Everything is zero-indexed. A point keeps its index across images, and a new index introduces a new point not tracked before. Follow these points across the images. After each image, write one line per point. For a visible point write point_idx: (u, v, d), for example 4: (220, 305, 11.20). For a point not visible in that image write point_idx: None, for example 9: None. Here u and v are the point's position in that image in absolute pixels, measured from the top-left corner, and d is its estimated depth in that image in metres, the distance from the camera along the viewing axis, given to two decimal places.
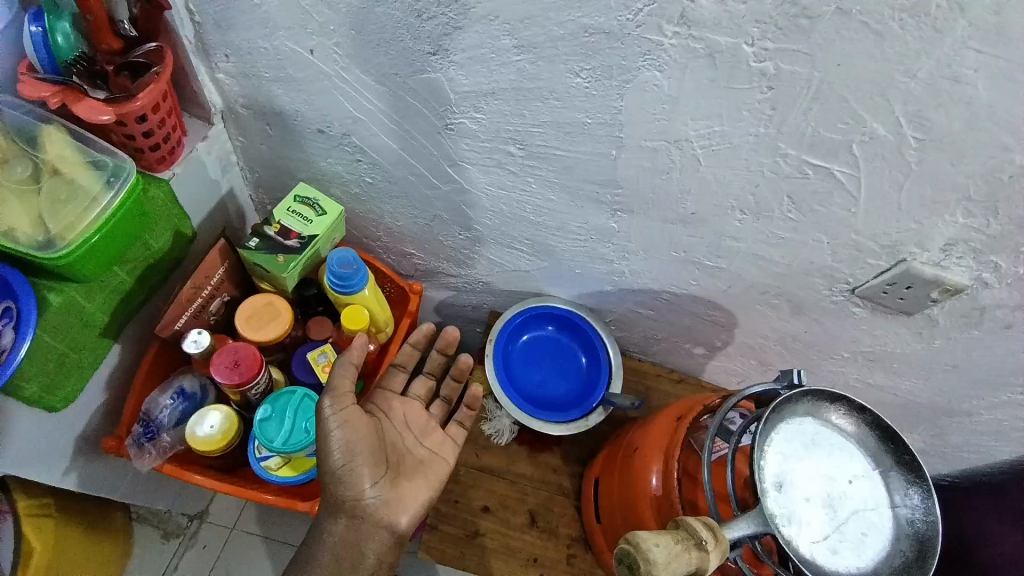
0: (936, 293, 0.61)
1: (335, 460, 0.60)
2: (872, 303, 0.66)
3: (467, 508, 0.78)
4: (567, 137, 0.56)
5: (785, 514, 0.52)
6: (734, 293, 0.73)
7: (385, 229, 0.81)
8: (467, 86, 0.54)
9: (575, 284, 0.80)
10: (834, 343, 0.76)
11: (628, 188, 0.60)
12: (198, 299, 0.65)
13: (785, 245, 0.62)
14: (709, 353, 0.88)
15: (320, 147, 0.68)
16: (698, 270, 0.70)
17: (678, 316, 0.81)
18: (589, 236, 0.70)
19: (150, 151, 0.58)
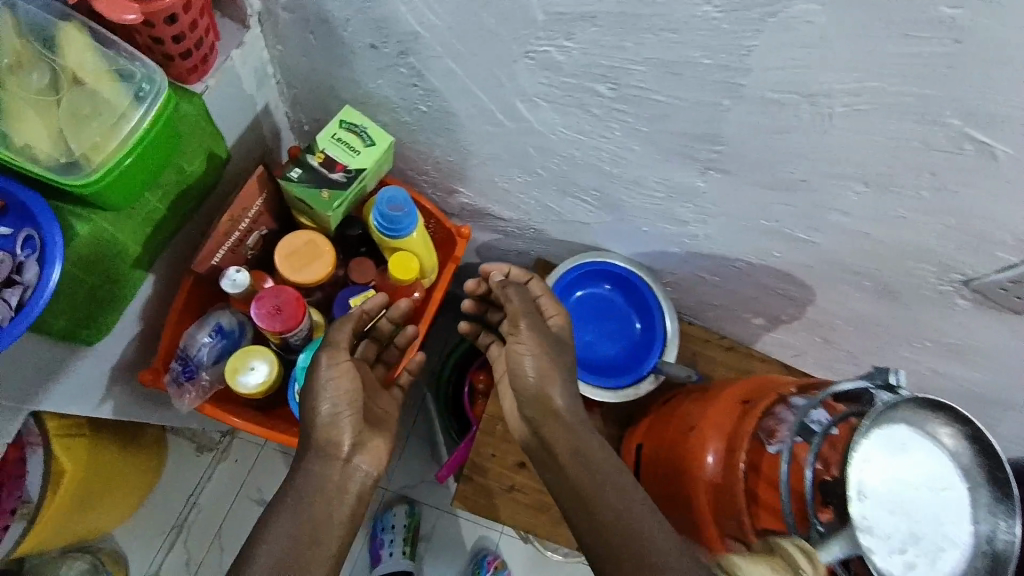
0: None
1: (327, 401, 0.55)
2: (981, 298, 0.59)
3: (503, 463, 0.75)
4: (672, 80, 0.46)
5: (865, 524, 0.50)
6: (820, 269, 0.65)
7: (434, 164, 0.73)
8: (562, 5, 0.43)
9: (637, 241, 0.73)
10: (920, 332, 0.69)
11: (729, 147, 0.51)
12: (236, 232, 0.60)
13: (901, 225, 0.53)
14: (769, 324, 0.82)
15: (370, 66, 0.59)
16: (786, 242, 0.62)
17: (745, 285, 0.74)
18: (667, 194, 0.61)
19: (180, 60, 0.50)
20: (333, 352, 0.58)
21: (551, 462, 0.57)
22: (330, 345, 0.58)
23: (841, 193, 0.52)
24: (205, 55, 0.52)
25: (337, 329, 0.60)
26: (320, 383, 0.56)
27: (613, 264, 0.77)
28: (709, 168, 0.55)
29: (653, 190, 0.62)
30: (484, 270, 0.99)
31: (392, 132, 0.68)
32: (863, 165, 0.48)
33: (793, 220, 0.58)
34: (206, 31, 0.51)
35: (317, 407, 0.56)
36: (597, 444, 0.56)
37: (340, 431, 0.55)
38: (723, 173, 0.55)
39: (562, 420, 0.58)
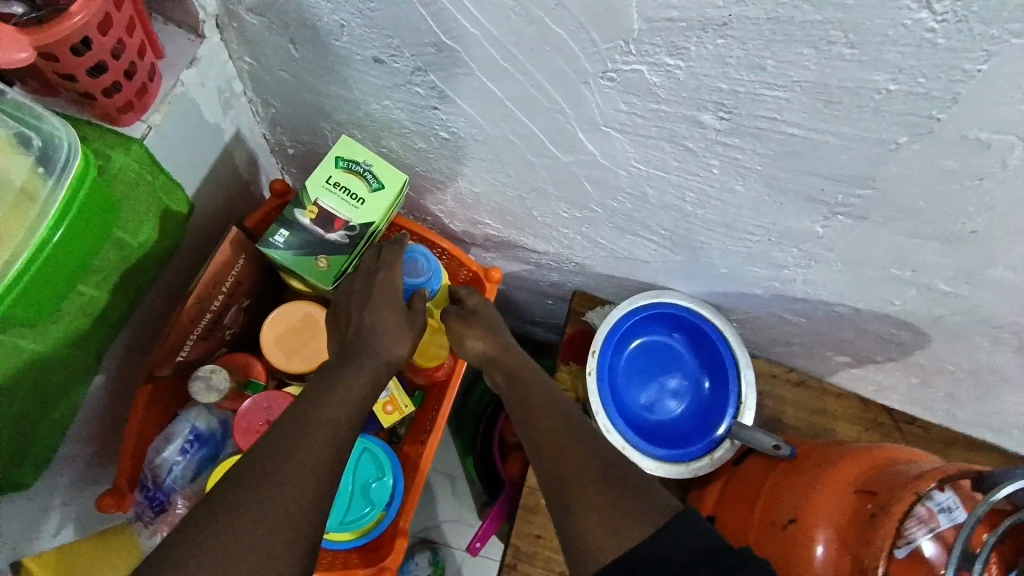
0: None
1: (398, 320, 0.46)
2: None
3: (550, 544, 0.64)
4: (822, 109, 0.32)
5: None
6: (947, 319, 0.52)
7: (455, 196, 0.58)
8: (676, 8, 0.29)
9: (709, 281, 0.59)
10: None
11: (883, 188, 0.37)
12: (207, 315, 0.47)
13: None
14: (852, 363, 0.69)
15: (372, 83, 0.44)
16: (915, 292, 0.49)
17: (838, 327, 0.61)
18: (765, 237, 0.47)
19: (106, 95, 0.36)
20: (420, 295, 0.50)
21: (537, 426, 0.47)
22: (386, 250, 0.47)
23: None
24: (142, 87, 0.38)
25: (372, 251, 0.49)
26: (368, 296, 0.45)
27: (675, 304, 0.63)
28: (844, 212, 0.41)
29: (750, 233, 0.47)
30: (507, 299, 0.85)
31: (403, 162, 0.53)
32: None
33: (948, 272, 0.44)
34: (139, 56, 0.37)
35: (376, 321, 0.45)
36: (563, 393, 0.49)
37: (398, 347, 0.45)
38: (862, 218, 0.41)
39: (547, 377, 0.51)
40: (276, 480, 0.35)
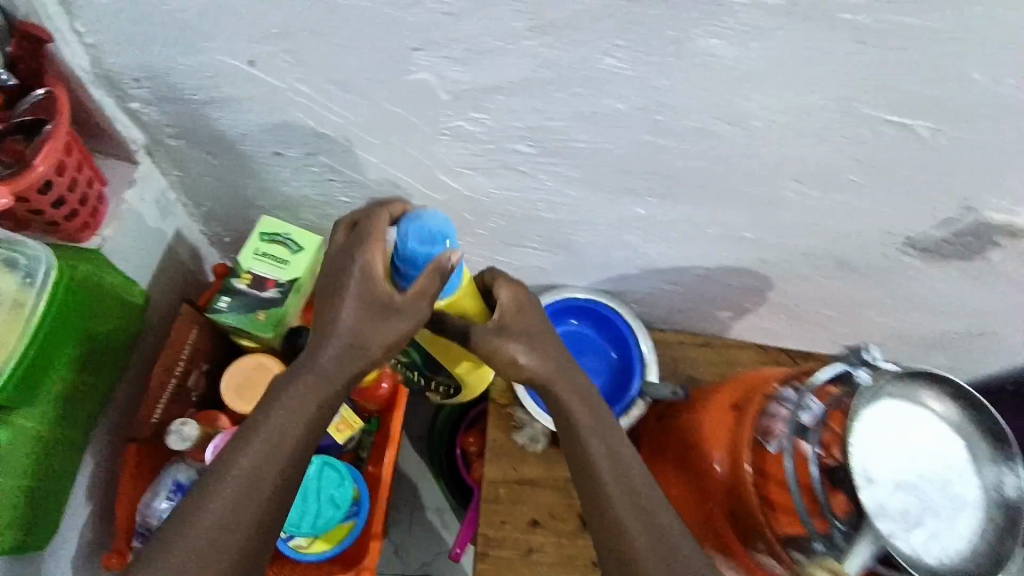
0: (1003, 237, 0.55)
1: (370, 312, 0.43)
2: (929, 255, 0.60)
3: (515, 526, 0.73)
4: (592, 128, 0.46)
5: (883, 509, 0.49)
6: (774, 259, 0.65)
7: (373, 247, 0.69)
8: (464, 83, 0.42)
9: (594, 271, 0.72)
10: (891, 298, 0.69)
11: (670, 171, 0.50)
12: (174, 379, 0.56)
13: (839, 210, 0.54)
14: (737, 315, 0.82)
15: (280, 170, 0.56)
16: (738, 244, 0.62)
17: (707, 286, 0.74)
18: (612, 225, 0.60)
19: (68, 219, 0.47)
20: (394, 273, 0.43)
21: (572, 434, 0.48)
22: (363, 251, 0.43)
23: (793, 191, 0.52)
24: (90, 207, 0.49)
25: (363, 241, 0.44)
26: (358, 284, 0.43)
27: (574, 297, 0.76)
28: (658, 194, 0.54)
29: (604, 224, 0.60)
30: None
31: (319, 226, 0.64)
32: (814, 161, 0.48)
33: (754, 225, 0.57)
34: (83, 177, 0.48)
35: (349, 321, 0.43)
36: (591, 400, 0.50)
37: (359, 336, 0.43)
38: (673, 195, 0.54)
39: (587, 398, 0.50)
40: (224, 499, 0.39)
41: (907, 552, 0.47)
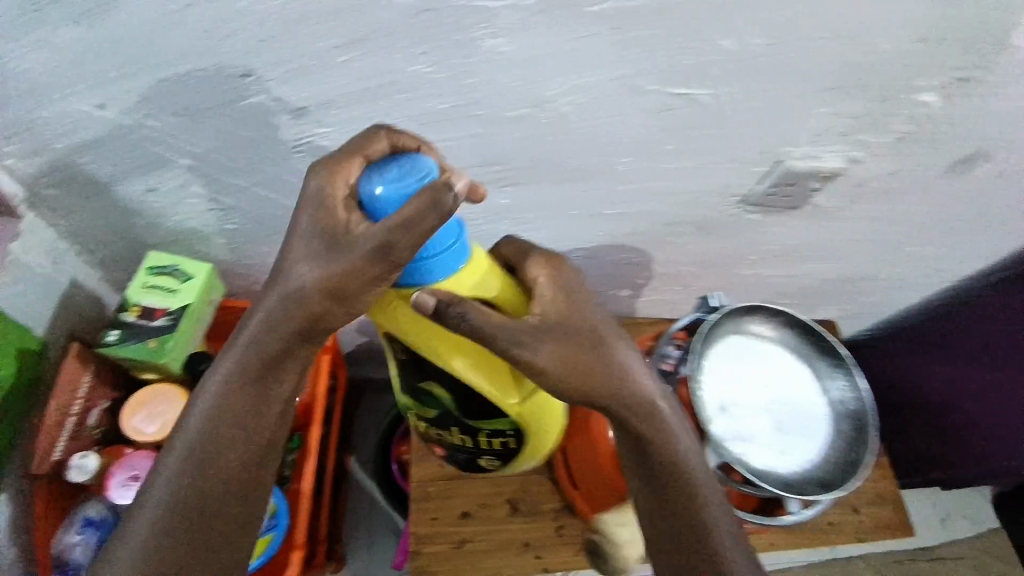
0: (816, 181, 0.66)
1: (324, 249, 0.46)
2: (763, 208, 0.70)
3: (445, 521, 0.75)
4: (425, 128, 0.53)
5: (732, 434, 0.61)
6: (641, 230, 0.72)
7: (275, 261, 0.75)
8: (299, 99, 0.49)
9: None
10: (752, 247, 0.77)
11: (513, 164, 0.58)
12: (70, 418, 0.62)
13: (672, 174, 0.62)
14: (635, 293, 0.88)
15: (166, 211, 0.61)
16: (604, 221, 0.69)
17: (599, 268, 0.79)
18: (482, 216, 0.66)
19: None
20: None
21: (614, 423, 0.54)
22: (321, 177, 0.46)
23: (623, 167, 0.60)
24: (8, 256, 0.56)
25: (314, 207, 0.46)
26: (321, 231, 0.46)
27: None
28: (510, 185, 0.61)
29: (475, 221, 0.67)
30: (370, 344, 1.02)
31: (222, 258, 0.70)
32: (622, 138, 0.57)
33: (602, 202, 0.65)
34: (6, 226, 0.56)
35: (302, 253, 0.47)
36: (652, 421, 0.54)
37: (308, 275, 0.47)
38: (521, 186, 0.62)
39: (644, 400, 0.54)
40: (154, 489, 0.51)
41: (757, 467, 0.59)
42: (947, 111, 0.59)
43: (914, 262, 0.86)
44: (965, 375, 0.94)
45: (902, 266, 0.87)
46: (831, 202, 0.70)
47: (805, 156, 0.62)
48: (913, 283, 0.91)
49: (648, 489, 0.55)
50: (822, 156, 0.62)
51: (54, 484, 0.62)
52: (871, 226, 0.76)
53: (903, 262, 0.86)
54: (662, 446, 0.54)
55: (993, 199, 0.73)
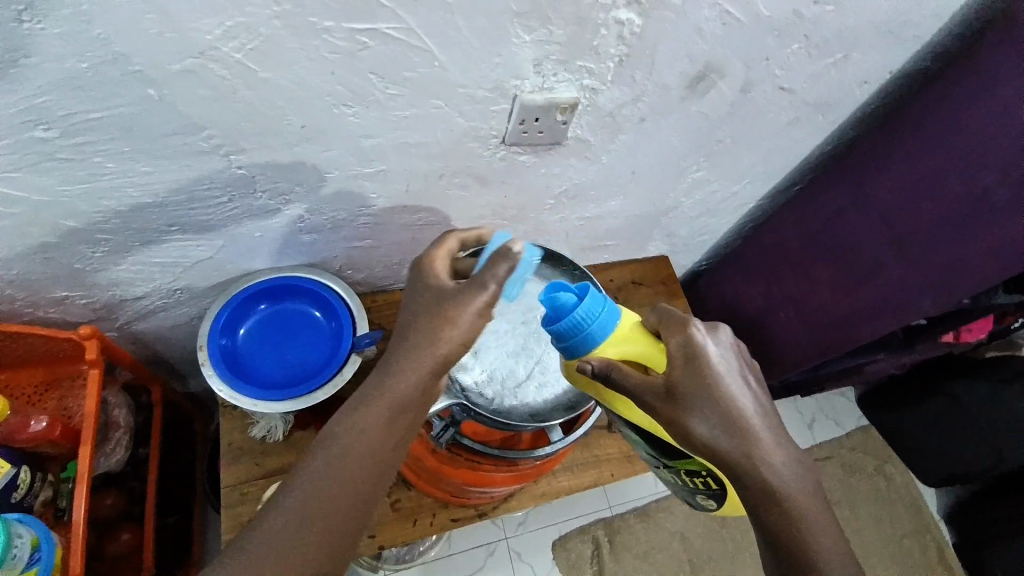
0: (560, 115, 0.72)
1: (685, 352, 0.60)
2: (527, 148, 0.77)
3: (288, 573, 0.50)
4: None
5: (487, 377, 0.72)
6: (392, 132, 0.68)
7: (122, 174, 0.64)
8: None
9: (328, 131, 0.65)
10: (556, 197, 0.92)
11: (426, 109, 0.65)
12: None
13: (412, 93, 0.63)
14: (481, 188, 0.84)
15: (6, 97, 0.52)
16: (359, 59, 0.57)
17: (347, 160, 0.70)
18: (339, 85, 0.59)
19: None
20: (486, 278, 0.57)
21: (778, 546, 0.58)
22: (667, 317, 0.64)
23: (537, 100, 0.68)
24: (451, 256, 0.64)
25: (689, 335, 0.61)
26: (688, 350, 0.60)
27: (275, 282, 0.88)
28: (428, 120, 0.67)
29: (392, 131, 0.67)
30: (201, 353, 0.83)
31: (62, 162, 0.60)
32: (541, 87, 0.67)
33: (515, 116, 0.70)
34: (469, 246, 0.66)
35: (678, 348, 0.61)
36: (806, 509, 0.58)
37: (672, 340, 0.61)
38: (442, 116, 0.67)
39: (783, 506, 0.57)
40: (319, 480, 0.54)
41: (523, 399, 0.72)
42: (816, 26, 0.71)
43: (740, 197, 1.07)
44: (806, 281, 1.04)
45: (708, 194, 1.03)
46: (716, 104, 0.80)
47: (679, 95, 0.76)
48: (751, 197, 1.07)
49: (780, 572, 0.58)
50: (720, 68, 0.73)
51: (376, 433, 0.56)
52: (660, 163, 0.90)
53: (702, 188, 1.01)
54: (823, 566, 0.56)
55: (828, 116, 0.89)
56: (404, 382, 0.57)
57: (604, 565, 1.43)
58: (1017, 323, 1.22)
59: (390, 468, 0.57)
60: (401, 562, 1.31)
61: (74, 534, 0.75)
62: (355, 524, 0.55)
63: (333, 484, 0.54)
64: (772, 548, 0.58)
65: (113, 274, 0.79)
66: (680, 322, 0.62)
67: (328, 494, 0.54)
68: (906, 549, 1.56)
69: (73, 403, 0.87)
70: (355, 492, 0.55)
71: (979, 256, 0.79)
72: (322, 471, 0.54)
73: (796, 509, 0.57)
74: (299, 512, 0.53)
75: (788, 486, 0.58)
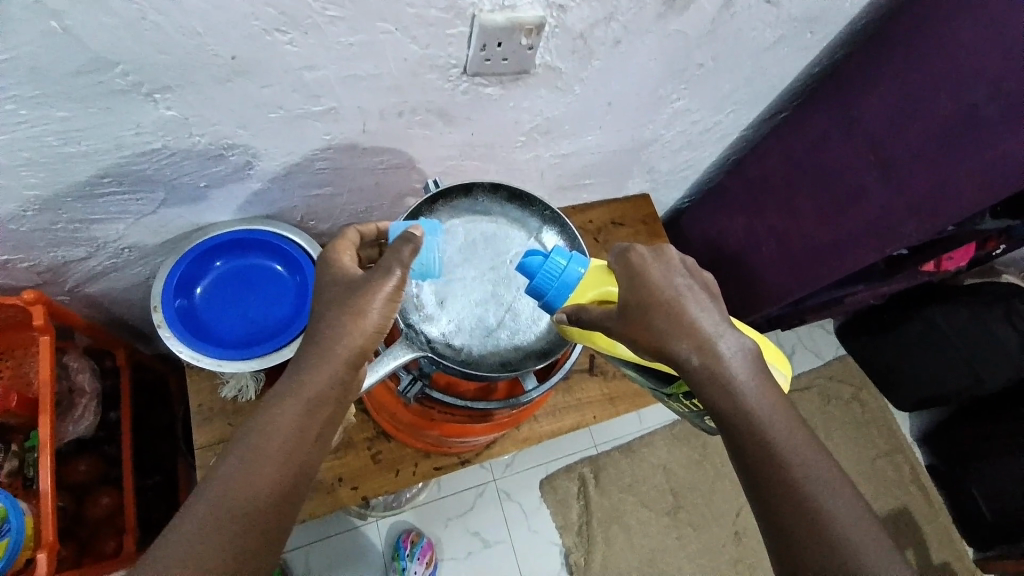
0: (525, 38, 0.64)
1: (628, 273, 0.58)
2: (491, 79, 0.70)
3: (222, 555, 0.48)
4: None
5: (454, 327, 0.69)
6: (336, 63, 0.60)
7: (37, 122, 0.57)
8: None
9: (262, 62, 0.58)
10: (527, 133, 0.85)
11: (372, 34, 0.58)
12: None
13: (354, 14, 0.55)
14: (445, 126, 0.77)
15: None
16: None
17: (290, 96, 0.63)
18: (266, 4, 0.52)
19: None
20: (409, 239, 0.57)
21: (752, 466, 0.51)
22: (617, 250, 0.61)
23: (500, 22, 0.61)
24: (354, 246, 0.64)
25: (631, 257, 0.59)
26: (629, 271, 0.58)
27: (230, 237, 0.82)
28: (378, 48, 0.60)
29: (336, 61, 0.60)
30: (157, 315, 0.79)
31: None
32: (502, 4, 0.59)
33: (475, 41, 0.62)
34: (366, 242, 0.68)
35: (622, 270, 0.59)
36: (779, 426, 0.51)
37: (618, 265, 0.59)
38: (393, 43, 0.60)
39: (755, 425, 0.51)
40: (235, 469, 0.51)
41: (493, 348, 0.69)
42: None
43: (723, 127, 1.01)
44: (789, 213, 1.00)
45: (689, 125, 0.97)
46: (696, 22, 0.73)
47: (656, 12, 0.69)
48: (734, 126, 1.02)
49: (750, 485, 0.51)
50: None
51: (287, 427, 0.53)
52: (634, 92, 0.84)
53: (683, 118, 0.95)
54: (795, 471, 0.50)
55: (817, 33, 0.83)
56: (314, 374, 0.54)
57: (590, 500, 1.47)
58: (999, 249, 1.22)
59: (310, 462, 0.54)
60: (391, 508, 1.33)
61: (42, 502, 0.74)
62: (276, 523, 0.51)
63: (245, 489, 0.50)
64: (738, 456, 0.52)
65: (50, 234, 0.73)
66: (621, 250, 0.60)
67: (238, 502, 0.50)
68: (879, 470, 1.63)
69: (32, 370, 0.83)
70: (276, 475, 0.51)
71: (972, 172, 0.74)
72: (231, 478, 0.50)
73: (769, 426, 0.51)
74: (209, 522, 0.49)
75: (757, 402, 0.52)
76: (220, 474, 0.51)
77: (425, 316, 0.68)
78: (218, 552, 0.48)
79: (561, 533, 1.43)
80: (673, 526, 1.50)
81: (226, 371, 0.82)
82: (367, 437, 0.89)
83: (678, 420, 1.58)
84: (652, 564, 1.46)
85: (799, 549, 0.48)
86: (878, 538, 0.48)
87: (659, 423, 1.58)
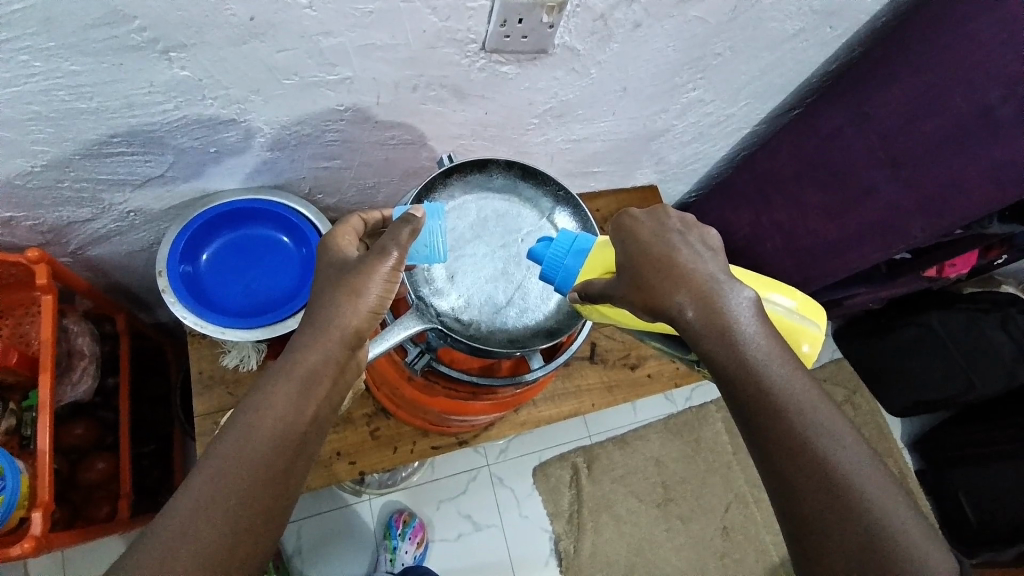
0: (546, 16, 0.63)
1: (624, 236, 0.59)
2: (507, 56, 0.69)
3: (223, 519, 0.47)
4: None
5: (462, 304, 0.69)
6: (352, 30, 0.60)
7: (50, 76, 0.56)
8: None
9: (275, 24, 0.57)
10: (540, 116, 0.85)
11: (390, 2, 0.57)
12: None
13: None
14: (458, 103, 0.77)
15: None
16: None
17: (304, 62, 0.62)
18: None
19: None
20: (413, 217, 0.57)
21: (752, 415, 0.51)
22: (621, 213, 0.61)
23: None
24: (358, 234, 0.64)
25: (626, 222, 0.59)
26: (623, 235, 0.59)
27: (238, 206, 0.82)
28: (396, 17, 0.60)
29: (353, 28, 0.59)
30: (161, 279, 0.78)
31: None
32: None
33: (496, 16, 0.62)
34: (371, 229, 0.67)
35: (619, 232, 0.59)
36: (780, 376, 0.51)
37: (615, 229, 0.60)
38: (413, 13, 0.59)
39: (759, 381, 0.51)
40: (234, 438, 0.50)
41: (501, 325, 0.69)
42: None
43: (734, 120, 1.01)
44: (796, 207, 1.00)
45: (700, 117, 0.97)
46: (717, 9, 0.72)
47: None
48: (747, 120, 1.02)
49: (750, 435, 0.51)
50: None
51: (284, 394, 0.53)
52: (649, 79, 0.83)
53: (694, 110, 0.95)
54: (793, 420, 0.50)
55: (836, 27, 0.82)
56: (313, 345, 0.54)
57: (582, 489, 1.48)
58: (1000, 258, 1.23)
59: (308, 434, 0.53)
60: (384, 487, 1.34)
61: (38, 461, 0.74)
62: (277, 487, 0.50)
63: (243, 454, 0.50)
64: (737, 408, 0.52)
65: (55, 193, 0.72)
66: (618, 216, 0.61)
67: (237, 466, 0.49)
68: None
69: (32, 330, 0.83)
70: (272, 441, 0.51)
71: (980, 173, 0.75)
72: (229, 445, 0.50)
73: (769, 378, 0.51)
74: (208, 493, 0.48)
75: (759, 357, 0.51)
76: (218, 443, 0.50)
77: (434, 290, 0.68)
78: (218, 515, 0.47)
79: (552, 519, 1.44)
80: (663, 517, 1.51)
81: (228, 339, 0.82)
82: (366, 413, 0.89)
83: (673, 414, 1.59)
84: (639, 553, 1.47)
85: (797, 493, 0.48)
86: (878, 480, 0.48)
87: (654, 416, 1.58)
